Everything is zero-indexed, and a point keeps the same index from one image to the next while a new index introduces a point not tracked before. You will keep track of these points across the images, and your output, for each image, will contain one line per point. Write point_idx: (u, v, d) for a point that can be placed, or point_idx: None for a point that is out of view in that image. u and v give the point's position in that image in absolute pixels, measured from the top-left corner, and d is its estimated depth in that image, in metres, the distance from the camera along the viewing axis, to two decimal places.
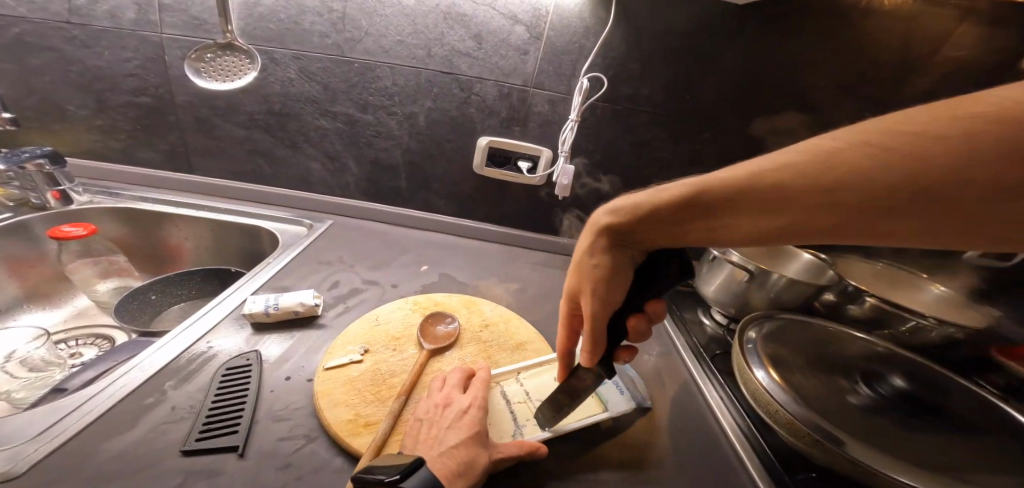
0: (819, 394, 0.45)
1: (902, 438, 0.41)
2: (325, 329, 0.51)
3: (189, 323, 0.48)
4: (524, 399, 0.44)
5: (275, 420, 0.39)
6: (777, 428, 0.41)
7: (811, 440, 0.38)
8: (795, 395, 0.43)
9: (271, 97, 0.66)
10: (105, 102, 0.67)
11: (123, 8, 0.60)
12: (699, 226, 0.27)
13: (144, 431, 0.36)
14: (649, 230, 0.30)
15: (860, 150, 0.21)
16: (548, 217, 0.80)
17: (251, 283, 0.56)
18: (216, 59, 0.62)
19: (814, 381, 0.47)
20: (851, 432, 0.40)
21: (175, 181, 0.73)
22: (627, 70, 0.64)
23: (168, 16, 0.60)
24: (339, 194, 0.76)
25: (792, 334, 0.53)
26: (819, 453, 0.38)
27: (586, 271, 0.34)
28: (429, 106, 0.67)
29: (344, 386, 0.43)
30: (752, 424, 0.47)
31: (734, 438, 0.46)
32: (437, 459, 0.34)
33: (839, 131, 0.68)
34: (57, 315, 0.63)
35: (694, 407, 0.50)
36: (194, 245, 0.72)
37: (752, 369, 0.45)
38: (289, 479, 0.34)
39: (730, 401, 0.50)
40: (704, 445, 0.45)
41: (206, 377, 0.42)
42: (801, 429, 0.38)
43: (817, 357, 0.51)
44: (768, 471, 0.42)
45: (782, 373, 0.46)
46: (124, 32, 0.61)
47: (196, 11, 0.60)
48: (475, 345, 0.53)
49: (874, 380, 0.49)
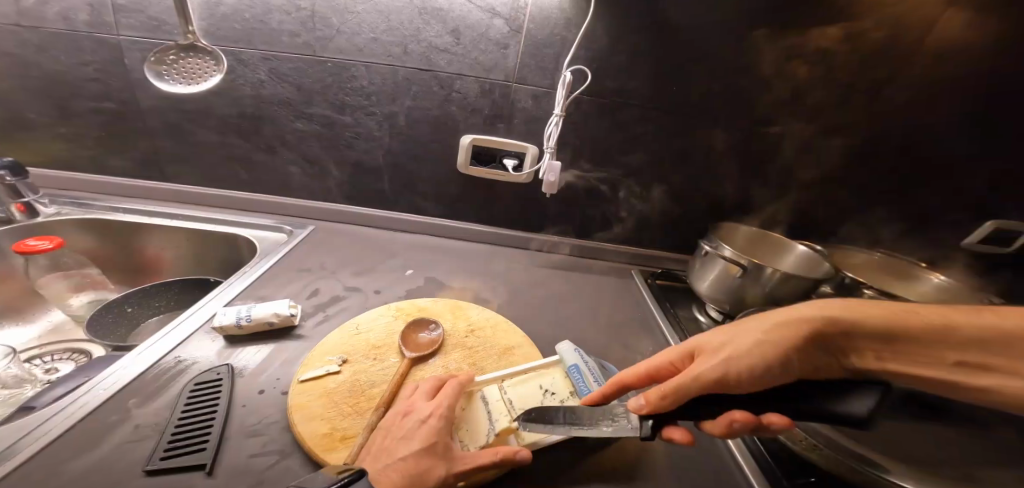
0: None
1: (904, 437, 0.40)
2: (303, 339, 0.49)
3: (159, 338, 0.46)
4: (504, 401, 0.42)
5: (247, 436, 0.37)
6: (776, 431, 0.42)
7: (809, 445, 0.38)
8: None
9: (243, 100, 0.64)
10: (69, 108, 0.65)
11: (76, 9, 0.57)
12: (854, 341, 0.33)
13: (106, 452, 0.34)
14: (826, 327, 0.34)
15: (963, 324, 0.32)
16: (536, 217, 0.78)
17: (226, 294, 0.54)
18: (178, 61, 0.59)
19: None
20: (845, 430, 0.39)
21: (148, 190, 0.71)
22: (610, 63, 0.62)
23: (123, 17, 0.58)
24: (320, 199, 0.74)
25: None
26: (818, 457, 0.37)
27: (756, 329, 0.35)
28: (408, 105, 0.65)
29: (320, 398, 0.41)
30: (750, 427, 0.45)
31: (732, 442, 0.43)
32: (384, 471, 0.32)
33: (830, 120, 0.67)
34: (31, 332, 0.60)
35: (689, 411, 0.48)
36: (173, 255, 0.69)
37: None
38: None
39: None
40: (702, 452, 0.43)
41: (172, 393, 0.40)
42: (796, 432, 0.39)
43: None
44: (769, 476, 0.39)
45: None
46: (80, 35, 0.59)
47: (155, 12, 0.58)
48: (460, 351, 0.51)
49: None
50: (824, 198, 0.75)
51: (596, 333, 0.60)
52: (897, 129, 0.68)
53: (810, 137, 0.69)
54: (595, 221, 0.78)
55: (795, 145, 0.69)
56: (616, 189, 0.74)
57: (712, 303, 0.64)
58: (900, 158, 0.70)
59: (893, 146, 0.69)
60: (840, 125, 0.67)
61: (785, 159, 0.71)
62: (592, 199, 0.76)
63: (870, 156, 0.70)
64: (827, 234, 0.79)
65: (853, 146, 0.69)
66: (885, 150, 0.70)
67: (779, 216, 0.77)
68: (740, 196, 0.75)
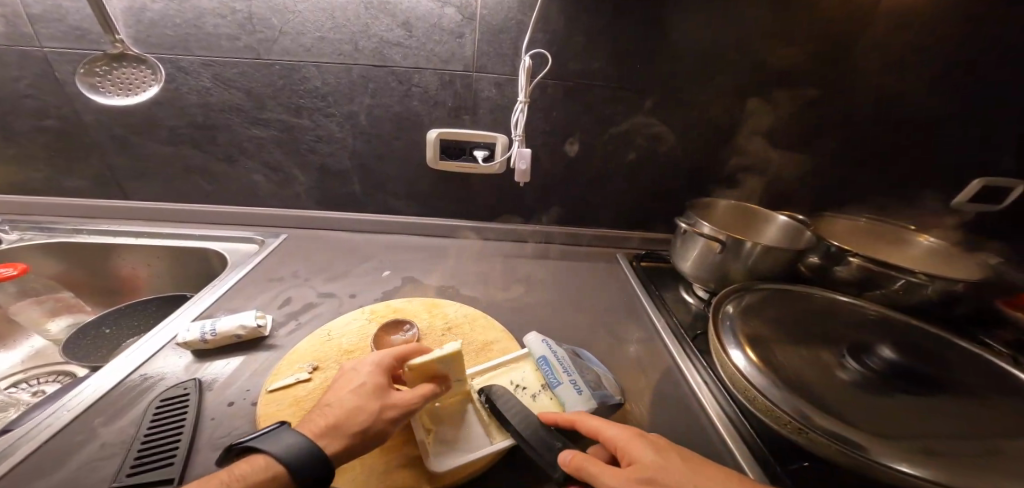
0: (804, 374, 0.41)
1: (897, 419, 0.36)
2: (274, 349, 0.49)
3: (126, 356, 0.46)
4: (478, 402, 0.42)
5: (216, 449, 0.37)
6: (756, 413, 0.37)
7: (796, 428, 0.34)
8: (775, 376, 0.39)
9: (191, 109, 0.63)
10: (12, 130, 0.63)
11: None
12: None
13: (72, 471, 0.34)
14: None
15: None
16: (511, 208, 0.77)
17: (193, 308, 0.53)
18: (112, 72, 0.57)
19: (797, 358, 0.43)
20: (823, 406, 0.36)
21: (112, 208, 0.70)
22: (568, 46, 0.61)
23: (43, 28, 0.56)
24: (291, 205, 0.74)
25: (769, 309, 0.49)
26: (804, 440, 0.34)
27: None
28: (367, 103, 0.64)
29: (290, 407, 0.41)
30: (739, 409, 0.44)
31: (721, 429, 0.42)
32: (314, 418, 0.35)
33: (797, 88, 0.66)
34: (13, 357, 0.59)
35: (675, 394, 0.48)
36: (149, 273, 0.69)
37: (727, 350, 0.42)
38: None
39: (715, 385, 0.47)
40: (690, 438, 0.42)
41: (139, 410, 0.40)
42: (781, 415, 0.35)
43: (801, 331, 0.47)
44: (760, 462, 0.39)
45: (761, 353, 0.42)
46: (0, 49, 0.57)
47: (75, 20, 0.55)
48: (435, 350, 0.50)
49: (863, 352, 0.44)
50: (801, 167, 0.74)
51: (574, 320, 0.60)
52: (864, 93, 0.67)
53: (780, 106, 0.68)
54: (572, 207, 0.77)
55: (765, 116, 0.68)
56: (587, 174, 0.73)
57: (696, 283, 0.62)
58: (870, 122, 0.70)
59: (864, 110, 0.68)
60: (808, 94, 0.66)
61: (756, 130, 0.70)
62: (564, 185, 0.74)
63: (843, 121, 0.69)
64: (809, 203, 0.78)
65: (823, 112, 0.68)
66: (855, 114, 0.69)
67: (756, 190, 0.76)
68: (716, 171, 0.74)
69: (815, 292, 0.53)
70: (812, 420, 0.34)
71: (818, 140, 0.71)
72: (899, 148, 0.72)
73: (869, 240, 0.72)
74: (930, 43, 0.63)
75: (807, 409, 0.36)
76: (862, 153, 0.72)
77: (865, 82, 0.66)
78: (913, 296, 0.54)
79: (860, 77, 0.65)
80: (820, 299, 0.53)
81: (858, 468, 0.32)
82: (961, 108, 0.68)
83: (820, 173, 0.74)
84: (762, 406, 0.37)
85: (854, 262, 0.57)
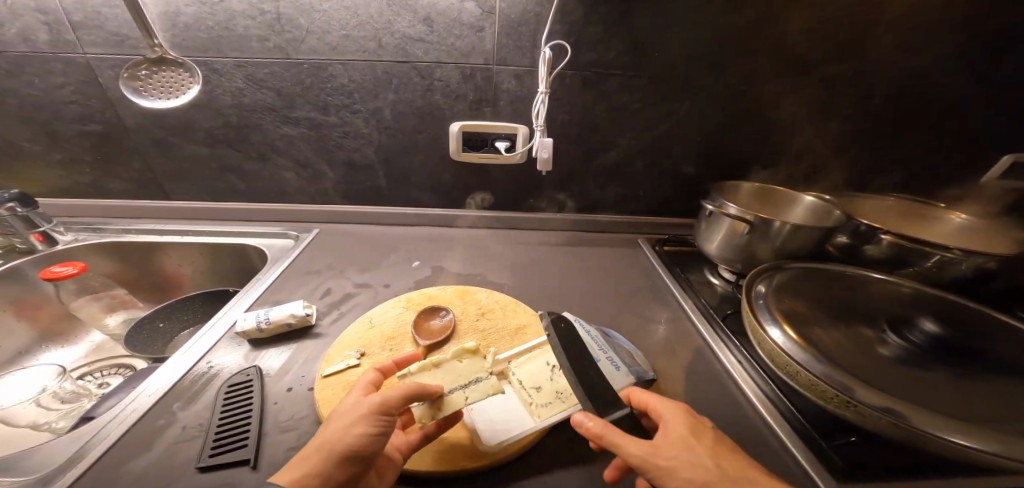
0: (844, 349, 0.42)
1: (939, 393, 0.38)
2: (321, 337, 0.52)
3: (190, 346, 0.49)
4: (523, 388, 0.45)
5: (283, 431, 0.40)
6: (800, 389, 0.39)
7: (841, 401, 0.36)
8: (816, 352, 0.40)
9: (225, 110, 0.65)
10: (58, 134, 0.67)
11: (34, 30, 0.57)
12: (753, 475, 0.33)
13: (160, 452, 0.38)
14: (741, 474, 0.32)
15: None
16: (533, 197, 0.78)
17: (243, 301, 0.57)
18: (153, 75, 0.60)
19: (838, 336, 0.44)
20: (863, 379, 0.38)
21: (155, 208, 0.74)
22: (589, 35, 0.61)
23: (84, 34, 0.58)
24: (321, 201, 0.77)
25: (805, 287, 0.50)
26: (849, 411, 0.36)
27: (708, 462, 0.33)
28: (392, 99, 0.65)
29: (344, 390, 0.44)
30: (777, 388, 0.46)
31: (761, 407, 0.44)
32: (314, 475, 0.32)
33: (819, 69, 0.65)
34: (75, 352, 0.65)
35: (709, 374, 0.50)
36: (191, 270, 0.73)
37: (765, 328, 0.43)
38: None
39: (749, 363, 0.50)
40: (727, 415, 0.44)
41: (210, 396, 0.44)
42: (825, 389, 0.37)
43: (841, 310, 0.48)
44: (804, 438, 0.41)
45: (800, 329, 0.43)
46: (43, 56, 0.59)
47: (113, 26, 0.58)
48: (472, 333, 0.53)
49: (903, 326, 0.46)
50: (822, 148, 0.73)
51: (600, 305, 0.62)
52: (889, 71, 0.66)
53: (801, 89, 0.67)
54: (592, 194, 0.78)
55: (786, 99, 0.68)
56: (607, 161, 0.74)
57: (723, 264, 0.63)
58: (894, 100, 0.69)
59: (888, 87, 0.68)
60: (832, 73, 0.66)
61: (775, 115, 0.70)
62: (584, 172, 0.75)
63: (867, 101, 0.68)
64: (831, 183, 0.78)
65: (846, 91, 0.67)
66: (879, 93, 0.68)
67: (775, 172, 0.76)
68: (736, 154, 0.74)
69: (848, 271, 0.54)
70: (857, 393, 0.36)
71: (841, 120, 0.70)
72: (923, 126, 0.71)
73: (900, 220, 0.71)
74: (958, 17, 0.62)
75: (849, 380, 0.37)
76: (885, 132, 0.72)
77: (889, 60, 0.65)
78: (946, 271, 0.55)
79: (885, 55, 0.65)
80: (852, 275, 0.54)
81: (904, 437, 0.34)
82: (990, 82, 0.67)
83: (842, 152, 0.74)
84: (805, 380, 0.39)
85: (885, 239, 0.57)
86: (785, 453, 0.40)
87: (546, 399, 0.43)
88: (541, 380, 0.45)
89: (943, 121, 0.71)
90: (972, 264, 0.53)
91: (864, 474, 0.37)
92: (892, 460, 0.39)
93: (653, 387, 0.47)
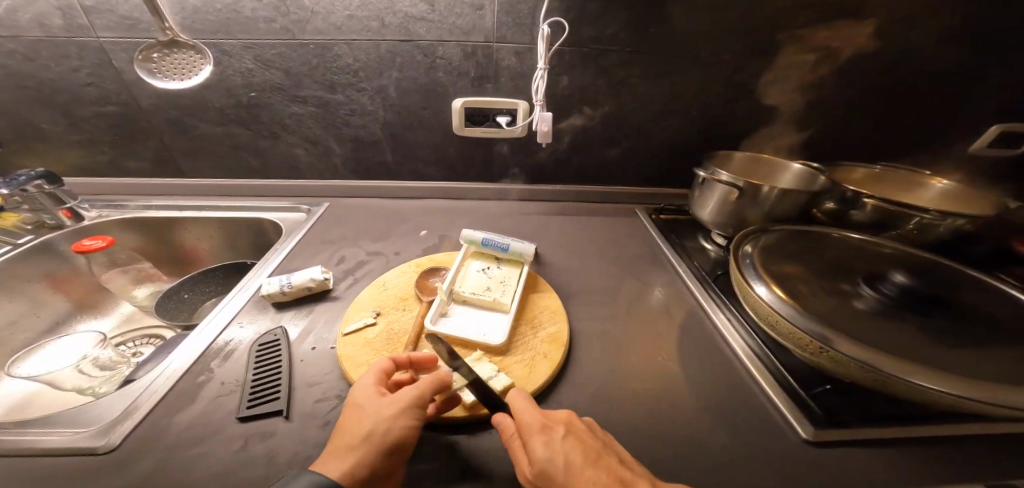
0: (827, 304, 0.45)
1: (912, 343, 0.40)
2: (339, 300, 0.56)
3: (218, 311, 0.53)
4: (469, 296, 0.55)
5: (310, 385, 0.44)
6: (781, 339, 0.42)
7: (816, 348, 0.39)
8: (801, 307, 0.42)
9: (236, 90, 0.68)
10: (76, 116, 0.69)
11: (48, 14, 0.59)
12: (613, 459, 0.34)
13: (203, 406, 0.42)
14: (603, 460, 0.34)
15: None
16: (533, 169, 0.81)
17: (265, 268, 0.61)
18: (165, 58, 0.61)
19: (820, 293, 0.46)
20: (844, 332, 0.40)
21: (173, 186, 0.77)
22: (586, 10, 0.63)
23: (97, 19, 0.60)
24: (330, 176, 0.80)
25: (788, 247, 0.54)
26: (823, 359, 0.39)
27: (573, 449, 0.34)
28: (396, 77, 0.68)
29: (364, 347, 0.48)
30: (763, 344, 0.50)
31: (747, 360, 0.49)
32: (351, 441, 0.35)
33: (814, 40, 0.66)
34: (109, 322, 0.69)
35: (701, 332, 0.54)
36: (210, 243, 0.76)
37: (753, 286, 0.46)
38: (331, 434, 0.40)
39: (739, 323, 0.54)
40: (716, 370, 0.48)
41: (241, 356, 0.48)
42: (803, 337, 0.39)
43: (824, 268, 0.51)
44: (787, 392, 0.45)
45: (786, 289, 0.45)
46: (59, 41, 0.62)
47: (125, 10, 0.59)
48: (465, 282, 0.57)
49: (877, 280, 0.48)
50: (815, 119, 0.75)
51: (599, 269, 0.65)
52: (882, 44, 0.67)
53: (795, 62, 0.69)
54: (590, 167, 0.81)
55: (779, 72, 0.70)
56: (605, 134, 0.76)
57: (716, 229, 0.66)
58: (885, 73, 0.70)
59: (880, 59, 0.69)
60: (824, 47, 0.67)
61: (769, 87, 0.71)
62: (582, 146, 0.78)
63: (859, 74, 0.70)
64: (824, 154, 0.80)
65: (839, 63, 0.69)
66: (871, 65, 0.69)
67: (769, 144, 0.79)
68: (731, 126, 0.76)
69: (831, 233, 0.58)
70: (835, 342, 0.39)
71: (833, 93, 0.72)
72: (913, 97, 0.73)
73: (885, 187, 0.74)
74: None
75: (825, 329, 0.40)
76: (877, 104, 0.74)
77: (881, 31, 0.66)
78: (930, 231, 0.57)
79: (878, 26, 0.66)
80: (837, 239, 0.57)
81: (880, 384, 0.37)
82: (982, 53, 0.68)
83: (834, 124, 0.76)
84: (785, 331, 0.42)
85: (868, 204, 0.60)
86: (769, 404, 0.44)
87: (500, 290, 0.56)
88: (484, 283, 0.57)
89: (934, 92, 0.72)
90: (950, 226, 0.56)
91: (838, 418, 0.42)
92: (863, 405, 0.44)
93: (646, 345, 0.52)
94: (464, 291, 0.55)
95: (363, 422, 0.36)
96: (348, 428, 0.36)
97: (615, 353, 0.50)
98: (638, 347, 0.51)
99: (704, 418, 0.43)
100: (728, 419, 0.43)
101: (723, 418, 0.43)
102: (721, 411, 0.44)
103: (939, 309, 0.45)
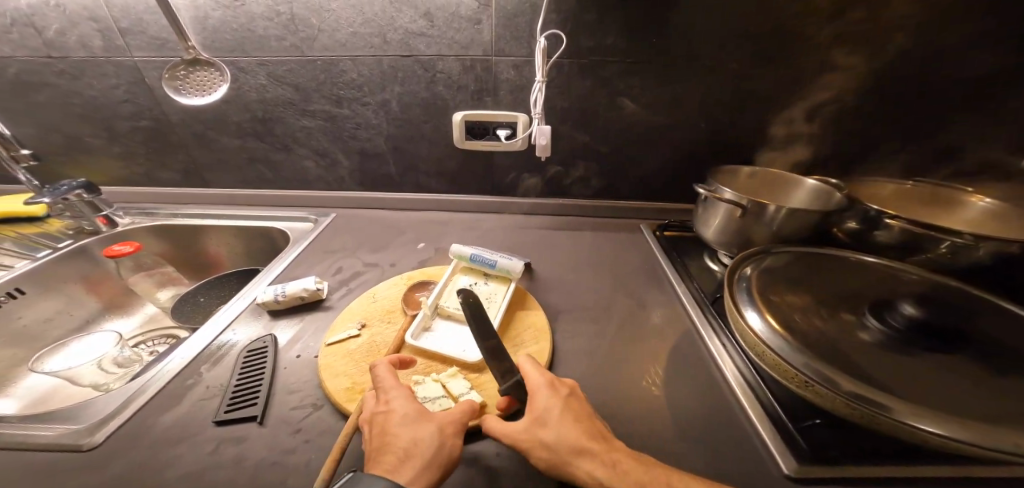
0: (824, 334, 0.41)
1: (920, 380, 0.36)
2: (330, 310, 0.58)
3: (218, 316, 0.56)
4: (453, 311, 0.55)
5: (288, 392, 0.46)
6: (767, 370, 0.39)
7: (803, 383, 0.36)
8: (794, 337, 0.39)
9: (251, 105, 0.72)
10: (116, 129, 0.76)
11: (91, 37, 0.66)
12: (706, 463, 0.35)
13: (185, 408, 0.44)
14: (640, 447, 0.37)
15: None
16: (534, 181, 0.80)
17: (267, 277, 0.64)
18: (189, 75, 0.65)
19: (818, 320, 0.43)
20: (836, 363, 0.37)
21: (197, 195, 0.83)
22: (585, 21, 0.62)
23: (131, 40, 0.66)
24: (337, 187, 0.83)
25: (791, 270, 0.50)
26: (809, 393, 0.36)
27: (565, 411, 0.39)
28: (398, 91, 0.69)
29: (343, 358, 0.49)
30: (757, 373, 0.47)
31: (736, 388, 0.45)
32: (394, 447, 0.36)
33: (834, 45, 0.62)
34: (134, 322, 0.75)
35: (692, 355, 0.51)
36: (227, 250, 0.81)
37: (743, 312, 0.43)
38: (298, 442, 0.41)
39: (733, 348, 0.50)
40: (701, 396, 0.45)
41: (230, 361, 0.50)
42: (788, 370, 0.36)
43: (829, 293, 0.47)
44: (775, 424, 0.41)
45: (780, 317, 0.42)
46: (100, 60, 0.68)
47: (155, 32, 0.65)
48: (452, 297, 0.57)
49: (884, 310, 0.42)
50: (838, 130, 0.70)
51: (592, 286, 0.64)
52: (914, 47, 0.61)
53: (813, 69, 0.64)
54: (592, 179, 0.80)
55: (795, 80, 0.65)
56: (606, 146, 0.74)
57: (721, 249, 0.62)
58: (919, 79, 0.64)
59: (912, 64, 0.63)
60: (846, 52, 0.62)
61: (785, 96, 0.67)
62: (584, 157, 0.76)
63: (888, 80, 0.64)
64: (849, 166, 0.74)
65: (864, 69, 0.64)
66: (902, 70, 0.63)
67: (786, 156, 0.74)
68: (743, 138, 0.72)
69: (846, 257, 0.53)
70: (823, 376, 0.35)
71: (859, 100, 0.66)
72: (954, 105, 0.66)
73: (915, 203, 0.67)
74: None
75: (816, 362, 0.36)
76: (912, 113, 0.67)
77: (914, 33, 0.60)
78: (964, 256, 0.51)
79: (909, 28, 0.60)
80: (854, 263, 0.52)
81: (869, 422, 0.34)
82: None
83: (860, 135, 0.70)
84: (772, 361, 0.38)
85: (893, 224, 0.55)
86: (754, 437, 0.41)
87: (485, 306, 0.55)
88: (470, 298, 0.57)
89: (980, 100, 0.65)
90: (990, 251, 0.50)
91: (830, 457, 0.38)
92: (860, 444, 0.39)
93: (627, 367, 0.49)
94: (448, 306, 0.55)
95: (399, 428, 0.37)
96: (384, 437, 0.37)
97: (595, 374, 0.48)
98: (620, 368, 0.49)
99: (679, 446, 0.40)
100: (706, 449, 0.40)
101: (700, 448, 0.40)
102: (700, 440, 0.41)
103: (964, 346, 0.39)
